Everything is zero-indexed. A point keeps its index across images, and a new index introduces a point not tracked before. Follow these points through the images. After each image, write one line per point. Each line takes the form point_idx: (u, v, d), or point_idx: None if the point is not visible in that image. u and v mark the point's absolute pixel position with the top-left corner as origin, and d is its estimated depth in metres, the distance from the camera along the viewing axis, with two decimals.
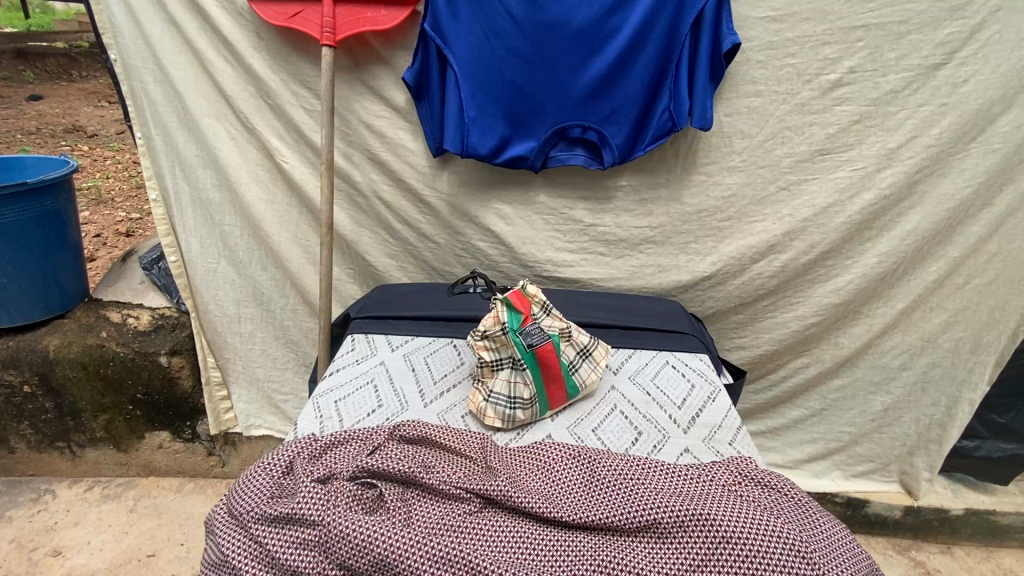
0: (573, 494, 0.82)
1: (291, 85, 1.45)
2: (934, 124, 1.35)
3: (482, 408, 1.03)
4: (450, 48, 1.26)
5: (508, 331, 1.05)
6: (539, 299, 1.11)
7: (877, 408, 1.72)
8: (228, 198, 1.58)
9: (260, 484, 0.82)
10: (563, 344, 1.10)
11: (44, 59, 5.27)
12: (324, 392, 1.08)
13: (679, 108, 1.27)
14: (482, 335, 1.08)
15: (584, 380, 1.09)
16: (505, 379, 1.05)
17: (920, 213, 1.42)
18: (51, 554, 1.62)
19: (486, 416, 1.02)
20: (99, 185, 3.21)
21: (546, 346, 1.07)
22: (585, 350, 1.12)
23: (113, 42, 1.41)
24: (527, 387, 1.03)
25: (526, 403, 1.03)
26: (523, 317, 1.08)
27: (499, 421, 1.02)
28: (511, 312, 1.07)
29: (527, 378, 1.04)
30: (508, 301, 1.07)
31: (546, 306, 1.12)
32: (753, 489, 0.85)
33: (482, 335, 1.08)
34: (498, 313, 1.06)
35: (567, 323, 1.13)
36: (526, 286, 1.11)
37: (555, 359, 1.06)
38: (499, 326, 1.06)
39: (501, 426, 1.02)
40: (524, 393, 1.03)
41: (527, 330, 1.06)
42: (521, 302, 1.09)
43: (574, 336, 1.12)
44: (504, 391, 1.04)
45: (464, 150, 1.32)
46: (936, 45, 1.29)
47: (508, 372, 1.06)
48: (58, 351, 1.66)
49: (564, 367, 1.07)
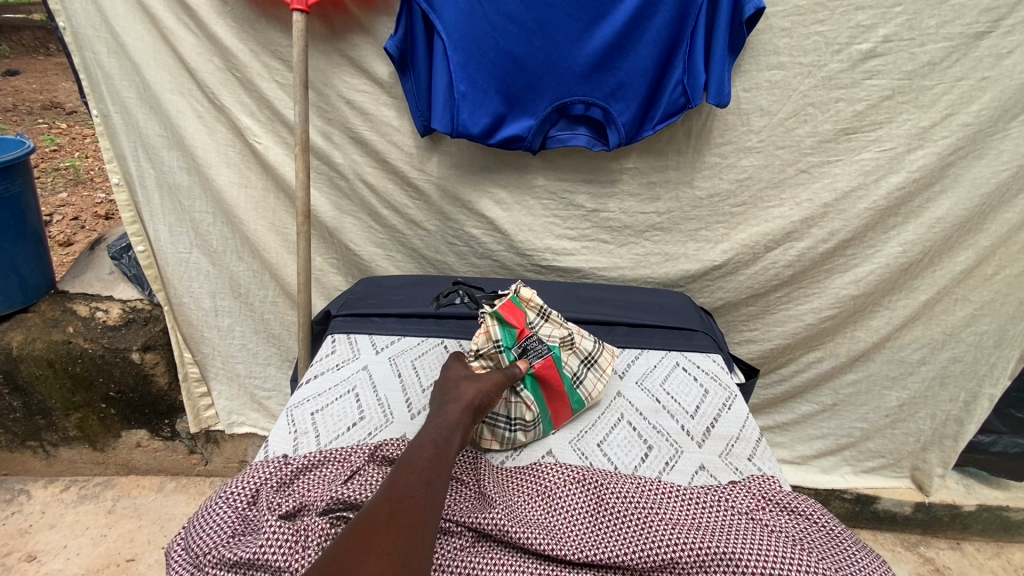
0: (578, 526, 0.72)
1: (262, 56, 1.32)
2: (974, 100, 1.22)
3: (478, 430, 0.90)
4: (437, 13, 1.13)
5: (502, 349, 0.96)
6: (535, 304, 1.02)
7: (892, 403, 1.63)
8: (198, 182, 1.46)
9: (220, 519, 0.71)
10: (565, 356, 1.01)
11: (20, 32, 4.98)
12: (300, 402, 0.98)
13: (694, 82, 1.15)
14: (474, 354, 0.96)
15: (590, 393, 0.98)
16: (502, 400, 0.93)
17: (952, 198, 1.31)
18: (25, 559, 1.54)
19: (482, 438, 0.90)
20: (78, 165, 3.07)
21: (546, 360, 0.98)
22: (590, 358, 1.02)
23: (60, 7, 1.27)
24: (530, 408, 0.92)
25: (528, 424, 0.92)
26: (517, 330, 0.98)
27: (496, 443, 0.91)
28: (504, 327, 0.97)
29: (529, 398, 0.93)
30: (498, 315, 0.96)
31: (544, 311, 1.03)
32: (777, 517, 0.76)
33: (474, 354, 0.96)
34: (489, 329, 0.96)
35: (569, 330, 1.03)
36: (519, 289, 1.01)
37: (556, 372, 0.97)
38: (490, 342, 0.96)
39: (497, 447, 0.91)
40: (525, 414, 0.92)
41: (523, 345, 0.98)
42: (512, 315, 0.99)
43: (578, 342, 1.03)
44: (502, 411, 0.92)
45: (455, 129, 1.19)
46: (980, 11, 1.16)
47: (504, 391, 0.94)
48: (22, 348, 1.54)
49: (565, 382, 0.97)
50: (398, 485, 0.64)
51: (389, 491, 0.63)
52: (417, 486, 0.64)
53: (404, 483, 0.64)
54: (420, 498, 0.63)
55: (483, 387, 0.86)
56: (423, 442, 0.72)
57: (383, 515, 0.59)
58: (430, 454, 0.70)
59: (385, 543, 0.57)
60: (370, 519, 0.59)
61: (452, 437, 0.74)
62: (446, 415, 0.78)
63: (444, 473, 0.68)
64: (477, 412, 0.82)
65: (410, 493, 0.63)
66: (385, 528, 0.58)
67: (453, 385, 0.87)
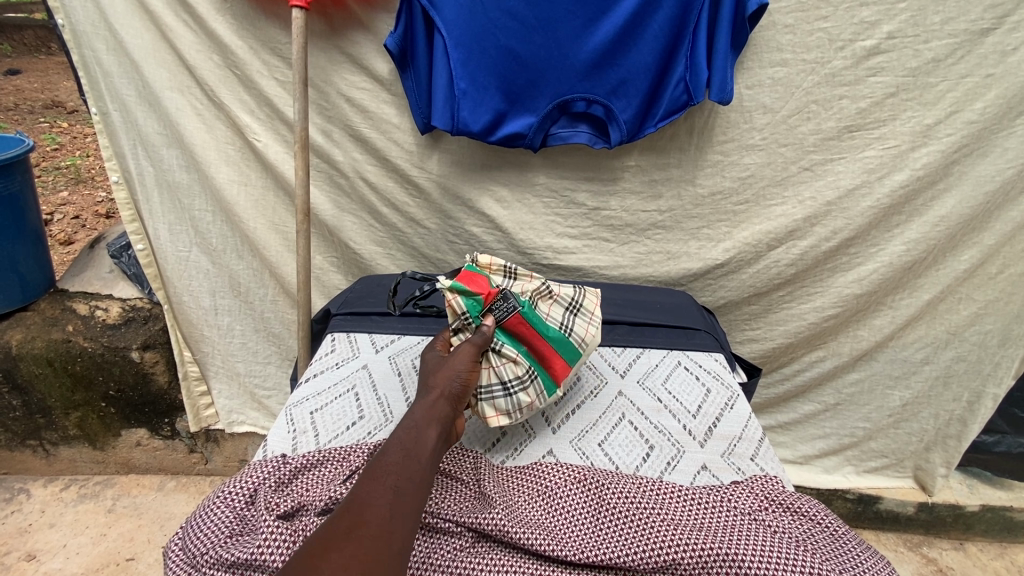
0: (579, 528, 0.71)
1: (261, 53, 1.31)
2: (979, 98, 1.21)
3: (478, 408, 0.88)
4: (437, 10, 1.12)
5: (471, 319, 0.89)
6: (497, 266, 0.99)
7: (895, 403, 1.62)
8: (198, 180, 1.45)
9: (218, 519, 0.70)
10: (546, 306, 0.98)
11: (22, 32, 4.97)
12: (299, 401, 0.97)
13: (696, 79, 1.14)
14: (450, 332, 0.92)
15: (580, 337, 0.97)
16: (487, 369, 0.88)
17: (956, 196, 1.30)
18: (24, 558, 1.54)
19: (486, 416, 0.87)
20: (78, 164, 3.07)
21: (516, 316, 0.90)
22: (574, 304, 1.00)
23: (59, 4, 1.26)
24: (517, 363, 0.89)
25: (523, 379, 0.89)
26: (483, 297, 0.90)
27: (504, 416, 0.88)
28: (467, 298, 0.89)
29: (513, 354, 0.89)
30: (456, 285, 0.88)
31: (510, 271, 1.00)
32: (781, 518, 0.75)
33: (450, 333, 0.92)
34: (453, 302, 0.88)
35: (541, 281, 1.00)
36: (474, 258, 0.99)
37: (529, 325, 0.91)
38: (458, 316, 0.89)
39: (508, 420, 0.88)
40: (518, 371, 0.88)
41: (490, 307, 0.90)
42: (471, 281, 0.91)
43: (556, 291, 1.00)
44: (494, 378, 0.88)
45: (455, 127, 1.19)
46: (985, 8, 1.14)
47: (488, 358, 0.89)
48: (22, 346, 1.54)
49: (546, 329, 0.93)
50: (363, 492, 0.61)
51: (351, 502, 0.60)
52: (382, 492, 0.62)
53: (369, 491, 0.62)
54: (385, 507, 0.60)
55: (455, 368, 0.82)
56: (393, 441, 0.69)
57: (342, 530, 0.57)
58: (400, 455, 0.67)
59: (343, 556, 0.55)
60: (329, 534, 0.57)
61: (425, 433, 0.71)
62: (416, 411, 0.74)
63: (415, 474, 0.65)
64: (456, 399, 0.79)
65: (374, 501, 0.60)
66: (347, 541, 0.56)
67: (426, 373, 0.83)
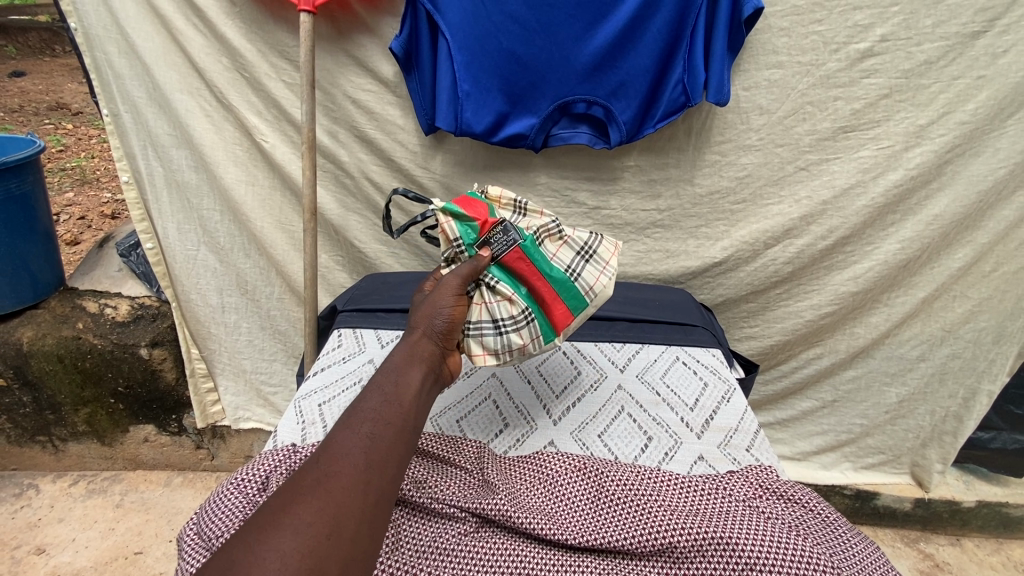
0: (579, 513, 0.74)
1: (269, 56, 1.34)
2: (970, 99, 1.23)
3: (466, 345, 0.88)
4: (441, 14, 1.15)
5: (465, 248, 0.90)
6: (507, 200, 1.03)
7: (892, 400, 1.64)
8: (206, 180, 1.48)
9: (232, 505, 0.73)
10: (555, 248, 0.98)
11: (26, 33, 5.02)
12: (308, 394, 1.00)
13: (694, 81, 1.17)
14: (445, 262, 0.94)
15: (586, 286, 0.96)
16: (479, 304, 0.88)
17: (949, 195, 1.32)
18: (35, 552, 1.57)
19: (474, 355, 0.88)
20: (83, 165, 3.10)
21: (514, 251, 0.91)
22: (587, 249, 0.99)
23: (72, 9, 1.29)
24: (511, 302, 0.89)
25: (515, 321, 0.89)
26: (478, 226, 0.91)
27: (491, 355, 0.88)
28: (462, 224, 0.91)
29: (506, 293, 0.89)
30: (450, 208, 0.90)
31: (520, 206, 1.03)
32: (774, 505, 0.78)
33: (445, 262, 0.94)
34: (447, 227, 0.90)
35: (552, 220, 1.00)
36: (486, 190, 1.04)
37: (528, 262, 0.92)
38: (451, 242, 0.91)
39: (496, 361, 0.89)
40: (512, 311, 0.89)
41: (487, 238, 0.91)
42: (468, 209, 0.93)
43: (568, 233, 1.00)
44: (485, 315, 0.88)
45: (459, 128, 1.22)
46: (976, 11, 1.17)
47: (481, 293, 0.89)
48: (32, 344, 1.57)
49: (548, 269, 0.93)
50: (337, 443, 0.63)
51: (326, 452, 0.62)
52: (356, 442, 0.63)
53: (343, 441, 0.63)
54: (358, 457, 0.62)
55: (438, 305, 0.82)
56: (373, 390, 0.70)
57: (312, 479, 0.59)
58: (379, 403, 0.68)
59: (311, 503, 0.56)
60: (301, 482, 0.59)
61: (405, 381, 0.72)
62: (395, 358, 0.75)
63: (393, 423, 0.66)
64: (439, 336, 0.81)
65: (348, 453, 0.61)
66: (317, 490, 0.58)
67: (412, 312, 0.85)
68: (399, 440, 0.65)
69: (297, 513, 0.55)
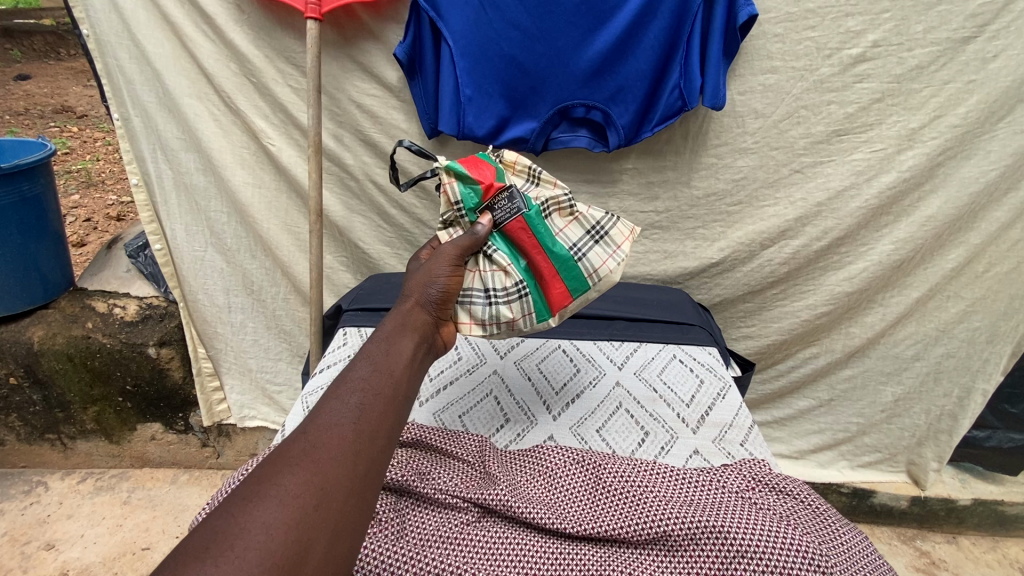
0: (577, 504, 0.77)
1: (276, 61, 1.37)
2: (961, 103, 1.26)
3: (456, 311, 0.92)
4: (443, 21, 1.18)
5: (466, 212, 0.96)
6: (521, 166, 1.03)
7: (887, 399, 1.67)
8: (214, 182, 1.51)
9: None
10: (563, 224, 0.99)
11: (32, 37, 5.06)
12: (315, 390, 1.03)
13: (690, 86, 1.19)
14: (450, 223, 0.99)
15: (590, 269, 0.96)
16: (476, 272, 0.93)
17: (942, 197, 1.35)
18: (44, 548, 1.60)
19: (461, 322, 0.91)
20: (89, 168, 3.13)
21: (517, 221, 0.93)
22: (597, 230, 0.99)
23: (84, 15, 1.32)
24: (505, 273, 0.93)
25: (506, 294, 0.92)
26: (482, 192, 0.94)
27: (477, 325, 0.92)
28: (467, 188, 0.95)
29: (502, 263, 0.93)
30: (454, 171, 0.93)
31: (533, 175, 1.03)
32: (766, 496, 0.80)
33: (450, 223, 0.99)
34: (449, 189, 0.94)
35: (565, 194, 0.99)
36: (502, 153, 1.05)
37: (528, 233, 0.94)
38: (452, 205, 0.95)
39: (483, 331, 0.92)
40: (505, 283, 0.92)
41: (490, 205, 0.95)
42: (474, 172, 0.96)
43: (580, 211, 1.00)
44: (478, 283, 0.92)
45: (461, 131, 1.25)
46: (966, 17, 1.19)
47: (479, 261, 0.94)
48: (43, 343, 1.60)
49: (549, 244, 0.94)
50: (326, 413, 0.62)
51: (314, 422, 0.61)
52: (346, 412, 0.63)
53: (332, 409, 0.63)
54: (348, 425, 0.62)
55: (433, 274, 0.85)
56: (364, 359, 0.71)
57: (302, 448, 0.58)
58: (370, 373, 0.68)
59: (301, 472, 0.56)
60: (290, 451, 0.58)
61: (395, 353, 0.73)
62: (385, 330, 0.76)
63: (383, 393, 0.67)
64: (432, 304, 0.84)
65: (337, 423, 0.61)
66: (306, 458, 0.57)
67: (407, 281, 0.87)
68: (391, 410, 0.66)
69: (285, 482, 0.55)
